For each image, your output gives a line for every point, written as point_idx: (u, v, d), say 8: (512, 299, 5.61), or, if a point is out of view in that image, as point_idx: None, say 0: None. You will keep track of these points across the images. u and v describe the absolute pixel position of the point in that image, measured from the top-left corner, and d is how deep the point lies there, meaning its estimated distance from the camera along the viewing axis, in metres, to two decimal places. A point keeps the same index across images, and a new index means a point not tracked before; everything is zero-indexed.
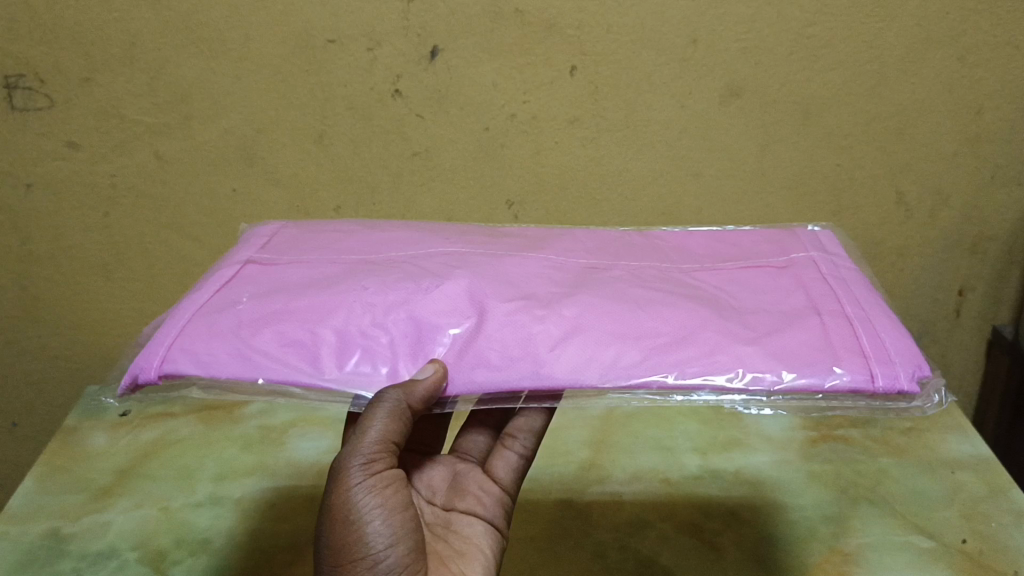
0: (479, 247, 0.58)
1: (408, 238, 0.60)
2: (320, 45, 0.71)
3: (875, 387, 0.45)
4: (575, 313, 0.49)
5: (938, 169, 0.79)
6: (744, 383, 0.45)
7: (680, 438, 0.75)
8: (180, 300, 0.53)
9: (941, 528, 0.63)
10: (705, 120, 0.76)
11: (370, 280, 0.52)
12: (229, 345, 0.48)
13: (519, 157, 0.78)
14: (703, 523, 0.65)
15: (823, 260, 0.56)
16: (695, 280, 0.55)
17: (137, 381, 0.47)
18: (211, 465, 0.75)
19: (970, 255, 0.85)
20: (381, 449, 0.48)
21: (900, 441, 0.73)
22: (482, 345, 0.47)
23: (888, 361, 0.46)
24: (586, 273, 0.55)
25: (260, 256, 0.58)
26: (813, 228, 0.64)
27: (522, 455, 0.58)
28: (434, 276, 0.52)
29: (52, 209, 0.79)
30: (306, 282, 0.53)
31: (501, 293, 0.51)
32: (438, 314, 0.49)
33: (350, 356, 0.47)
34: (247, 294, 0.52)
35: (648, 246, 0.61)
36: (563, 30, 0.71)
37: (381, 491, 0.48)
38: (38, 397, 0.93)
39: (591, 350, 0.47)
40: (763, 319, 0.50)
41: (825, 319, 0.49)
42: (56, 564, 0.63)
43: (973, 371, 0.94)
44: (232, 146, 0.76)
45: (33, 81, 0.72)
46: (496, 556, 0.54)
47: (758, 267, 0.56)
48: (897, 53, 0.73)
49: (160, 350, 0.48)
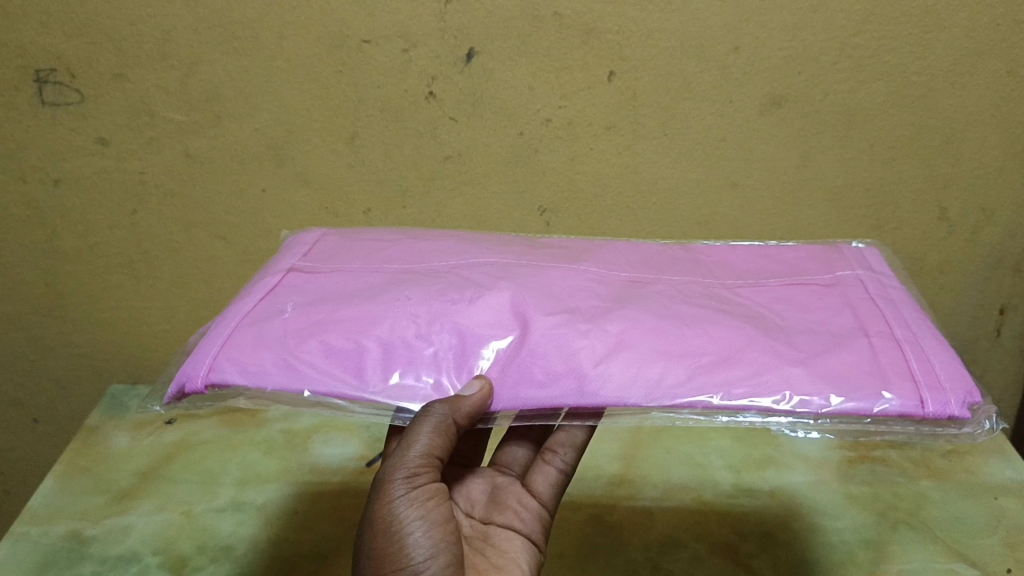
0: (520, 257, 0.57)
1: (448, 247, 0.59)
2: (354, 46, 0.70)
3: (925, 413, 0.43)
4: (619, 328, 0.47)
5: (982, 184, 0.77)
6: (791, 406, 0.44)
7: (712, 455, 0.73)
8: (226, 308, 0.52)
9: (984, 556, 0.61)
10: (745, 130, 0.74)
11: (413, 293, 0.51)
12: (275, 355, 0.47)
13: (553, 163, 0.76)
14: (737, 544, 0.63)
15: (869, 279, 0.55)
16: (742, 297, 0.53)
17: (184, 390, 0.47)
18: (234, 469, 0.74)
19: (1013, 273, 0.83)
20: (425, 462, 0.47)
21: (941, 463, 0.71)
22: (526, 362, 0.46)
23: (939, 387, 0.45)
24: (629, 287, 0.54)
25: (302, 264, 0.57)
26: (859, 244, 0.62)
27: (563, 470, 0.55)
28: (478, 289, 0.51)
29: (79, 206, 0.78)
30: (348, 292, 0.52)
31: (545, 306, 0.49)
32: (483, 326, 0.48)
33: (395, 369, 0.46)
34: (292, 303, 0.51)
35: (691, 260, 0.59)
36: (602, 34, 0.69)
37: (423, 504, 0.47)
38: (61, 395, 0.92)
39: (637, 368, 0.45)
40: (811, 339, 0.48)
41: (874, 340, 0.48)
42: (77, 567, 0.62)
43: (1011, 391, 0.92)
44: (263, 146, 0.75)
45: (64, 76, 0.71)
46: (534, 570, 0.53)
47: (803, 284, 0.55)
48: (945, 65, 0.71)
49: (208, 359, 0.47)
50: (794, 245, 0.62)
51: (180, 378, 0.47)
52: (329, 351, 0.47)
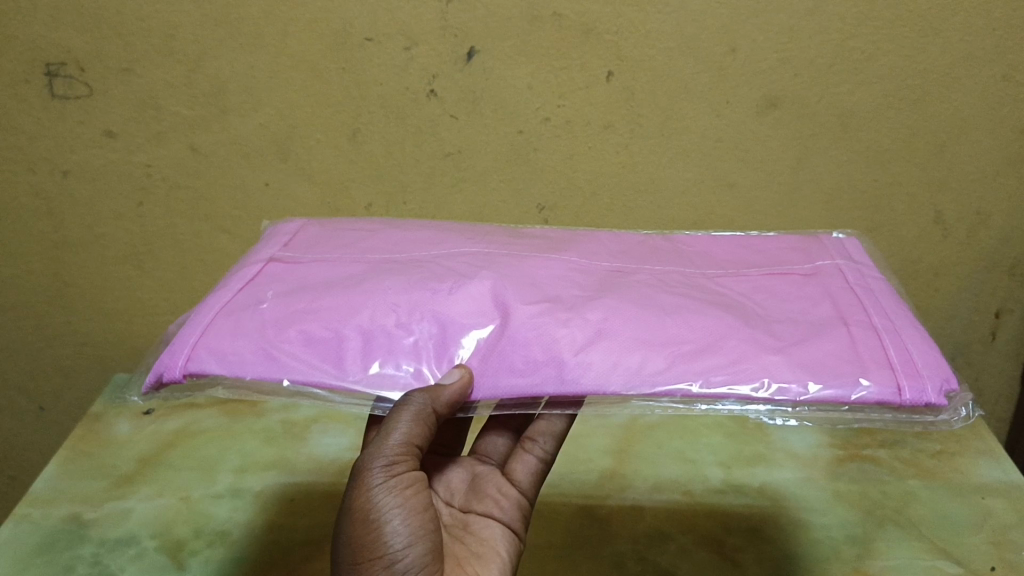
0: (503, 247, 0.58)
1: (432, 237, 0.60)
2: (357, 43, 0.71)
3: (902, 400, 0.44)
4: (599, 317, 0.48)
5: (977, 188, 0.78)
6: (769, 393, 0.45)
7: (703, 451, 0.74)
8: (206, 297, 0.53)
9: (969, 554, 0.61)
10: (742, 131, 0.75)
11: (394, 281, 0.52)
12: (253, 345, 0.48)
13: (552, 161, 0.77)
14: (724, 538, 0.64)
15: (848, 269, 0.56)
16: (720, 287, 0.54)
17: (163, 379, 0.48)
18: (232, 457, 0.75)
19: (1007, 277, 0.84)
20: (404, 451, 0.47)
21: (931, 463, 0.72)
22: (507, 351, 0.47)
23: (916, 375, 0.45)
24: (610, 276, 0.55)
25: (283, 254, 0.58)
26: (838, 236, 0.63)
27: (542, 458, 0.56)
28: (459, 278, 0.52)
29: (87, 197, 0.80)
30: (329, 281, 0.53)
31: (526, 295, 0.50)
32: (464, 315, 0.49)
33: (376, 358, 0.48)
34: (271, 293, 0.52)
35: (671, 250, 0.60)
36: (601, 35, 0.70)
37: (401, 492, 0.48)
38: (67, 382, 0.93)
39: (616, 356, 0.46)
40: (789, 328, 0.49)
41: (853, 330, 0.48)
42: (77, 549, 0.64)
43: (1006, 393, 0.92)
44: (266, 140, 0.77)
45: (73, 69, 0.72)
46: (513, 558, 0.54)
47: (783, 274, 0.55)
48: (941, 69, 0.71)
49: (186, 349, 0.48)
50: (774, 235, 0.63)
51: (159, 368, 0.48)
52: (309, 340, 0.48)
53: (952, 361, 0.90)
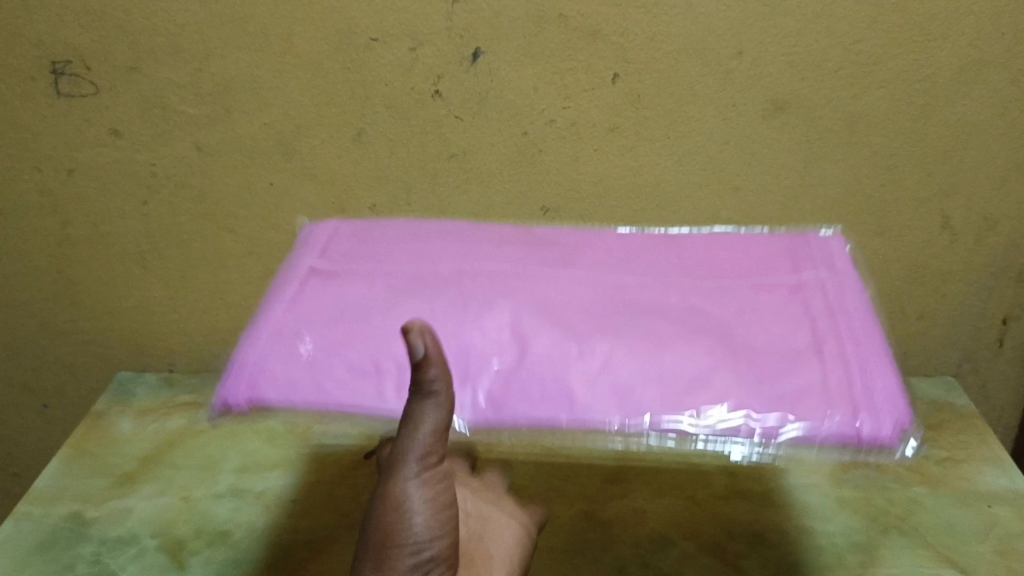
0: (522, 261, 0.58)
1: (441, 247, 0.60)
2: (362, 43, 0.71)
3: (859, 438, 0.43)
4: (608, 349, 0.48)
5: (985, 194, 0.77)
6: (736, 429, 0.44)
7: (707, 456, 0.73)
8: (257, 316, 0.53)
9: (974, 563, 0.61)
10: (748, 135, 0.75)
11: (419, 309, 0.52)
12: (304, 370, 0.48)
13: (557, 163, 0.77)
14: (727, 543, 0.64)
15: (830, 282, 0.54)
16: (705, 304, 0.53)
17: (226, 404, 0.47)
18: (234, 456, 0.75)
19: (1016, 283, 0.83)
20: (438, 443, 0.43)
21: (936, 470, 0.71)
22: (524, 383, 0.47)
23: (876, 410, 0.45)
24: (615, 294, 0.54)
25: (322, 266, 0.58)
26: (826, 233, 0.62)
27: None
28: (482, 304, 0.52)
29: (93, 195, 0.80)
30: (354, 305, 0.53)
31: (545, 325, 0.50)
32: (486, 347, 0.49)
33: (390, 388, 0.47)
34: (299, 317, 0.52)
35: (674, 253, 0.59)
36: (607, 36, 0.70)
37: (431, 482, 0.44)
38: (73, 379, 0.93)
39: (621, 393, 0.46)
40: (767, 358, 0.48)
41: (826, 358, 0.48)
42: (77, 548, 0.64)
43: (1014, 401, 0.92)
44: (272, 140, 0.76)
45: (80, 68, 0.73)
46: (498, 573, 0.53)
47: (768, 287, 0.54)
48: (949, 74, 0.71)
49: (250, 373, 0.48)
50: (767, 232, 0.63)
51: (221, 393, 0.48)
52: (350, 368, 0.48)
53: (960, 366, 0.89)
